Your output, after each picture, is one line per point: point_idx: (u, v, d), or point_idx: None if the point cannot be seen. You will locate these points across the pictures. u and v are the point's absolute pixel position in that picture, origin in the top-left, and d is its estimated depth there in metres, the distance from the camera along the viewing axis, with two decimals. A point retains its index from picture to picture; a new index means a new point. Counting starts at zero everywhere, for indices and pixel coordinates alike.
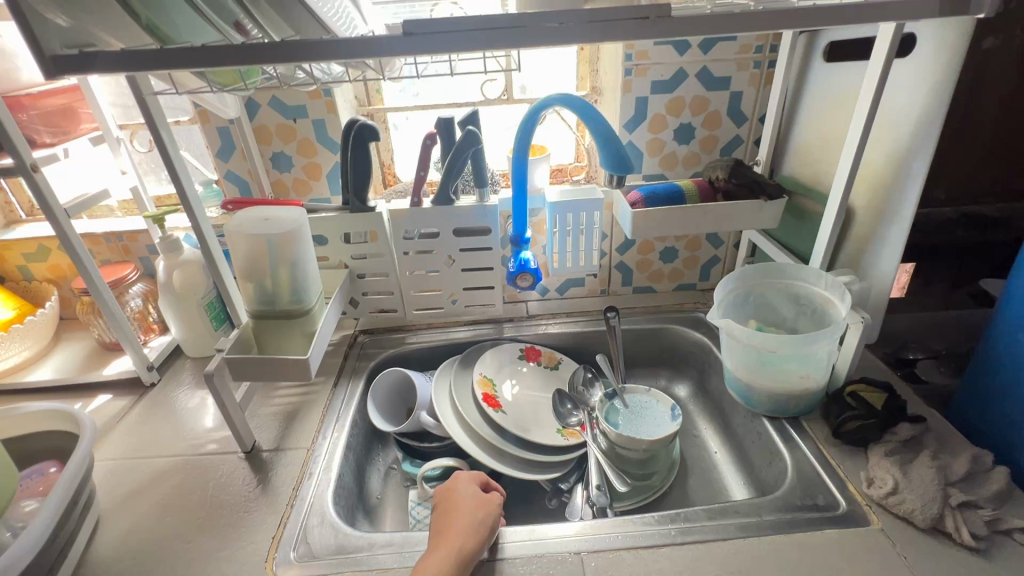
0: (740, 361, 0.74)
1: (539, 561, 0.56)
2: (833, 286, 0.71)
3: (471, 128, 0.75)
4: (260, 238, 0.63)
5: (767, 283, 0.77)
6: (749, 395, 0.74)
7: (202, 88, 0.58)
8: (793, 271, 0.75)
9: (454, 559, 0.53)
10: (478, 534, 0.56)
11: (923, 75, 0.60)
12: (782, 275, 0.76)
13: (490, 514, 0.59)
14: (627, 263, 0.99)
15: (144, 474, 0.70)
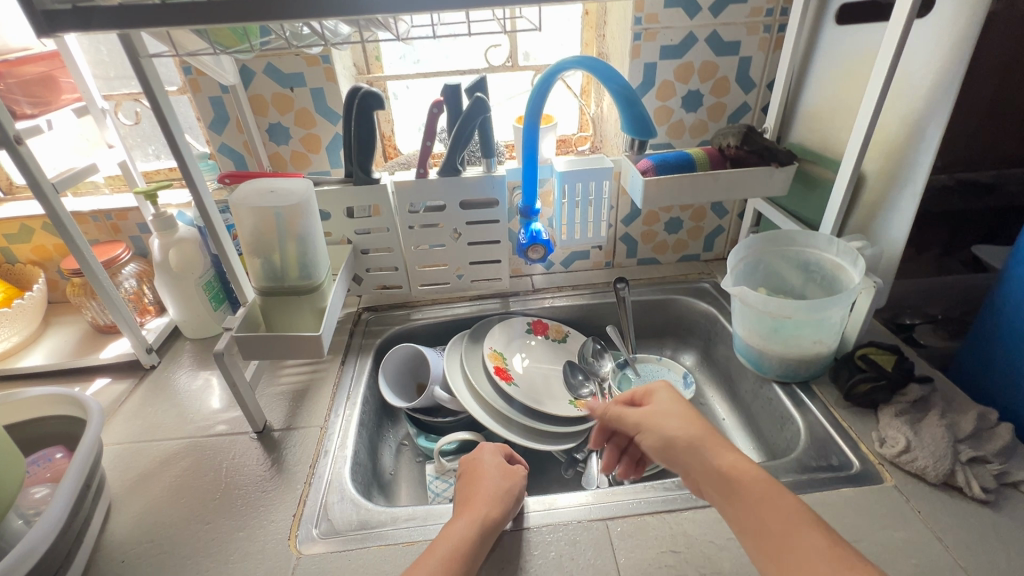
0: (752, 328, 0.75)
1: (565, 529, 0.57)
2: (845, 251, 0.71)
3: (479, 95, 0.72)
4: (267, 212, 0.61)
5: (777, 250, 0.78)
6: (761, 360, 0.75)
7: (204, 50, 0.55)
8: (804, 238, 0.75)
9: (475, 525, 0.53)
10: (502, 502, 0.56)
11: (942, 35, 0.59)
12: (792, 242, 0.76)
13: (517, 486, 0.58)
14: (632, 234, 0.98)
15: (152, 457, 0.68)
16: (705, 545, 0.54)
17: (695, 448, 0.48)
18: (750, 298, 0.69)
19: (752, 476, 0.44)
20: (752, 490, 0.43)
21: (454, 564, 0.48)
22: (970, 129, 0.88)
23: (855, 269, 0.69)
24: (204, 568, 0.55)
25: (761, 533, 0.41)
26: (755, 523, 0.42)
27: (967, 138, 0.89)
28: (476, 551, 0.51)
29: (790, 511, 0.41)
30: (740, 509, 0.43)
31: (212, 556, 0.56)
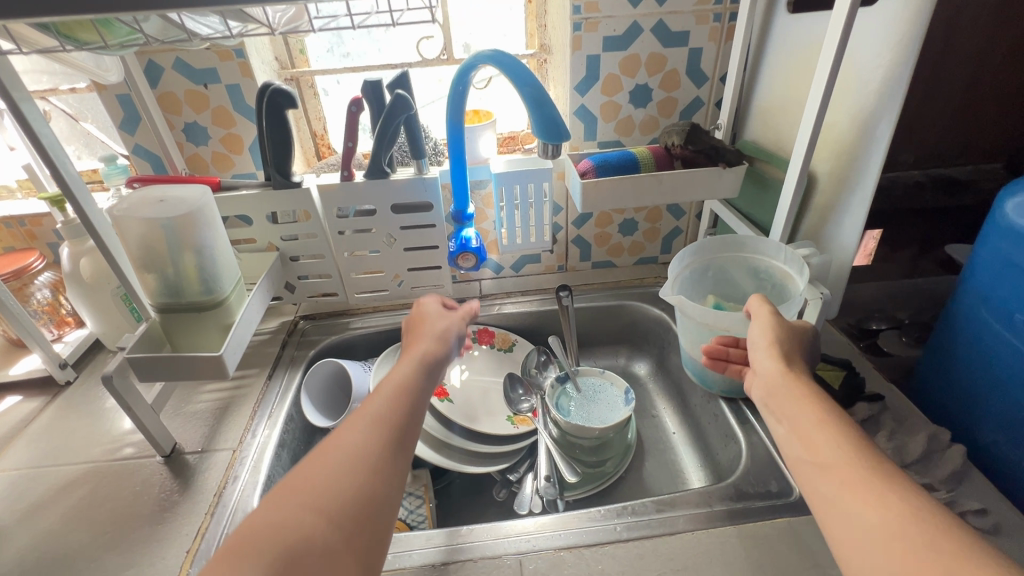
0: (696, 342, 0.70)
1: (475, 566, 0.53)
2: (793, 259, 0.66)
3: (400, 92, 0.67)
4: (153, 224, 0.56)
5: (727, 257, 0.73)
6: (706, 375, 0.71)
7: (56, 47, 0.48)
8: (753, 245, 0.70)
9: (420, 360, 0.55)
10: (442, 343, 0.60)
11: (890, 25, 0.54)
12: (742, 248, 0.72)
13: (451, 330, 0.63)
14: (584, 237, 0.93)
15: (50, 484, 0.64)
16: None
17: (774, 382, 0.48)
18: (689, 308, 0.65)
19: (816, 399, 0.45)
20: (806, 408, 0.44)
21: (404, 386, 0.50)
22: (938, 124, 0.83)
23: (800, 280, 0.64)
24: None
25: (805, 441, 0.42)
26: (803, 433, 0.43)
27: (934, 134, 0.84)
28: (422, 376, 0.53)
29: (845, 433, 0.41)
30: (796, 423, 0.44)
31: None
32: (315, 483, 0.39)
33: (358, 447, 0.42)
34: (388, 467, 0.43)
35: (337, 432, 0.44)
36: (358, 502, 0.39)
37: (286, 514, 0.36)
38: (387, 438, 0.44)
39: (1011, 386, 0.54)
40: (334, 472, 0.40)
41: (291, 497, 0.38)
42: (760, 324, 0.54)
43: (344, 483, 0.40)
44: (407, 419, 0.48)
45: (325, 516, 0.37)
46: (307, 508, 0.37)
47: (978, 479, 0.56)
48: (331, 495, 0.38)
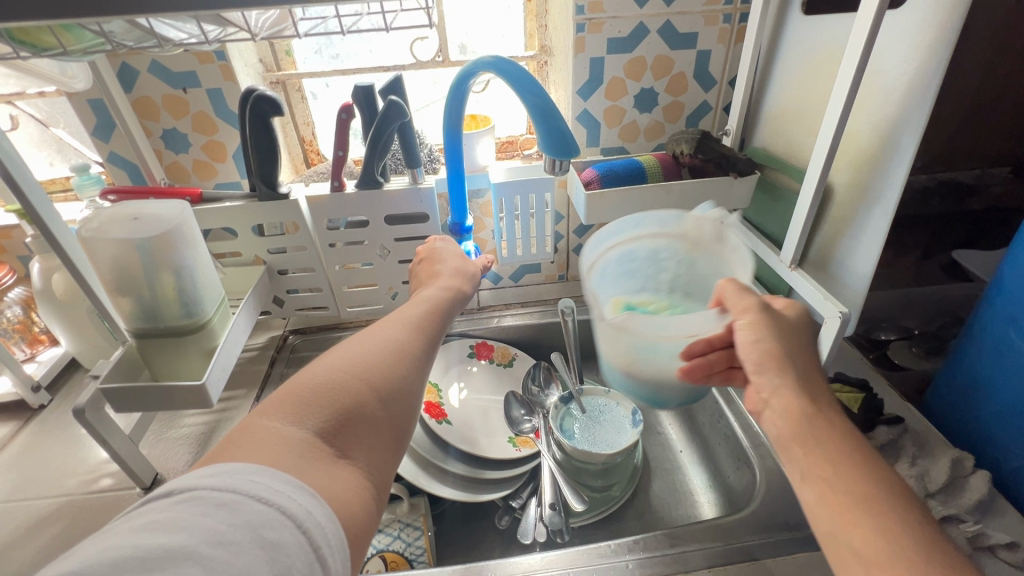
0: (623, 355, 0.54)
1: None
2: (701, 222, 0.58)
3: (394, 97, 0.63)
4: (126, 245, 0.51)
5: (621, 248, 0.59)
6: (657, 396, 0.58)
7: (13, 53, 0.44)
8: (653, 221, 0.59)
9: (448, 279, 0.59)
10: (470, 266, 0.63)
11: (918, 30, 0.51)
12: (634, 233, 0.59)
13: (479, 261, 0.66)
14: None
15: (21, 521, 0.59)
16: None
17: (804, 432, 0.40)
18: (639, 326, 0.49)
19: (859, 467, 0.38)
20: (847, 476, 0.37)
21: (435, 300, 0.54)
22: (951, 128, 0.81)
23: (820, 296, 0.61)
24: None
25: (847, 521, 0.35)
26: (848, 513, 0.36)
27: (947, 138, 0.82)
28: (453, 291, 0.57)
29: (900, 518, 0.34)
30: (832, 491, 0.37)
31: None
32: (363, 363, 0.42)
33: (400, 341, 0.46)
34: (423, 363, 0.47)
35: (377, 326, 0.48)
36: (397, 387, 0.43)
37: (338, 382, 0.40)
38: (421, 337, 0.48)
39: None
40: (381, 356, 0.44)
41: (341, 369, 0.41)
42: (748, 329, 0.46)
43: (390, 369, 0.43)
44: (436, 324, 0.52)
45: (371, 393, 0.41)
46: (357, 380, 0.41)
47: (1004, 508, 0.54)
48: (377, 376, 0.42)
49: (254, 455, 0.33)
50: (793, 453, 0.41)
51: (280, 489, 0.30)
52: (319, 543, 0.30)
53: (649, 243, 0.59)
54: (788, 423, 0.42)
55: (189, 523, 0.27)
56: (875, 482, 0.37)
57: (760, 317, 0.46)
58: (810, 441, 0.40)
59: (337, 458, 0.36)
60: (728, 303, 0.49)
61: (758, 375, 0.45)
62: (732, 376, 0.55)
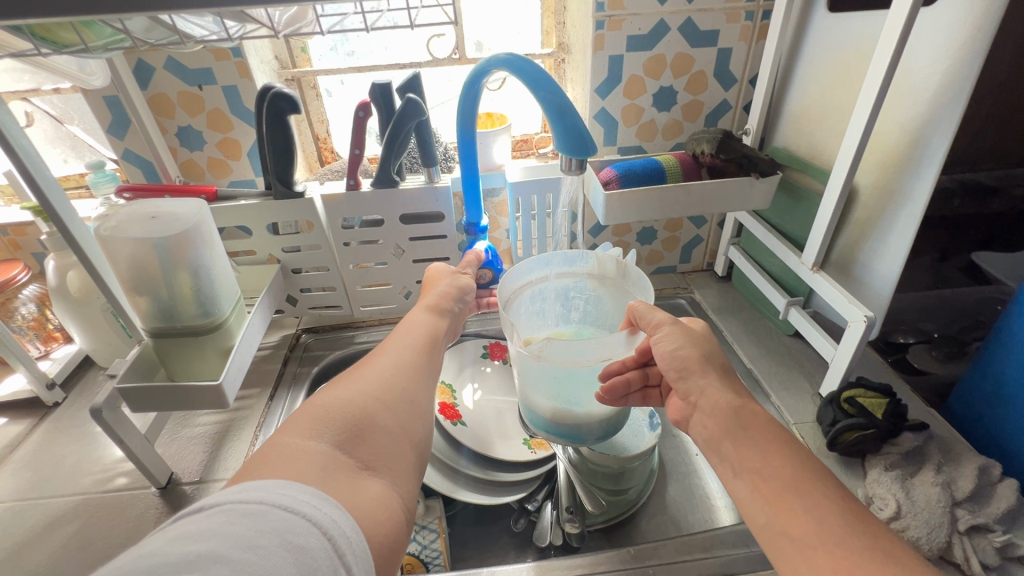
0: (542, 394, 0.56)
1: None
2: (605, 261, 0.61)
3: (412, 95, 0.62)
4: (144, 243, 0.51)
5: (535, 286, 0.63)
6: (576, 434, 0.57)
7: (31, 50, 0.43)
8: (561, 262, 0.62)
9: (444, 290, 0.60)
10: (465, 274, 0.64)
11: (952, 28, 0.50)
12: (547, 273, 0.63)
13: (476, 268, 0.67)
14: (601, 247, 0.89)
15: (37, 519, 0.59)
16: None
17: (733, 428, 0.42)
18: (554, 353, 0.49)
19: (787, 453, 0.39)
20: (780, 464, 0.39)
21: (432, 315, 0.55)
22: (975, 128, 0.79)
23: (845, 300, 0.60)
24: None
25: (782, 509, 0.36)
26: (780, 499, 0.37)
27: (970, 138, 0.80)
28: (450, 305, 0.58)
29: (825, 499, 0.36)
30: (764, 480, 0.38)
31: None
32: (365, 385, 0.43)
33: (400, 360, 0.48)
34: (424, 378, 0.48)
35: (377, 350, 0.49)
36: (402, 402, 0.44)
37: (348, 403, 0.41)
38: (420, 352, 0.50)
39: None
40: (381, 377, 0.45)
41: (347, 393, 0.42)
42: (664, 338, 0.49)
43: (392, 386, 0.44)
44: (435, 338, 0.53)
45: (377, 409, 0.42)
46: (364, 400, 0.42)
47: None
48: (381, 393, 0.43)
49: (277, 472, 0.33)
50: (726, 449, 0.43)
51: (306, 500, 0.30)
52: (347, 552, 0.29)
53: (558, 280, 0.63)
54: (718, 420, 0.44)
55: (216, 531, 0.26)
56: (804, 467, 0.38)
57: (674, 327, 0.50)
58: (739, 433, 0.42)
59: (361, 470, 0.37)
60: (642, 320, 0.52)
61: (682, 381, 0.48)
62: (648, 397, 0.56)
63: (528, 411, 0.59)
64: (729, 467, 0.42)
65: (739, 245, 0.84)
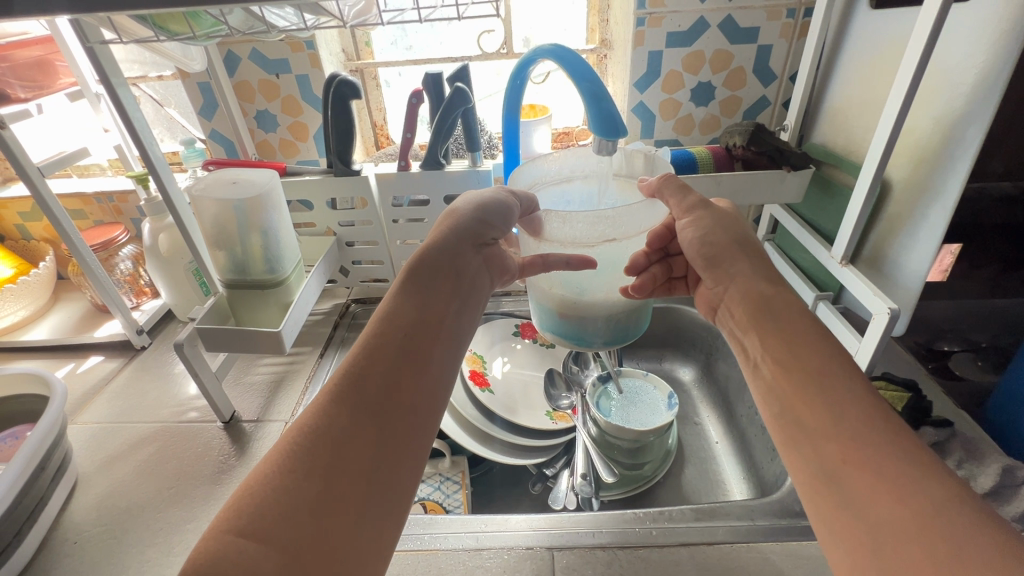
0: (553, 284, 0.56)
1: (487, 553, 0.53)
2: (632, 156, 0.60)
3: (460, 85, 0.68)
4: (227, 204, 0.59)
5: (556, 187, 0.62)
6: (583, 332, 0.58)
7: (150, 36, 0.52)
8: (584, 162, 0.60)
9: (417, 283, 0.48)
10: (452, 253, 0.50)
11: (990, 23, 0.50)
12: (567, 176, 0.61)
13: (501, 194, 0.54)
14: None
15: (126, 439, 0.69)
16: None
17: (764, 312, 0.50)
18: (558, 227, 0.49)
19: (809, 337, 0.46)
20: (809, 362, 0.44)
21: (387, 337, 0.44)
22: None
23: (870, 293, 0.61)
24: (146, 560, 0.55)
25: (793, 379, 0.44)
26: (801, 391, 0.43)
27: None
28: (427, 310, 0.47)
29: (837, 371, 0.42)
30: (785, 365, 0.45)
31: (156, 547, 0.56)
32: (264, 494, 0.33)
33: (328, 429, 0.37)
34: (366, 454, 0.37)
35: (321, 398, 0.39)
36: (321, 509, 0.33)
37: (230, 540, 0.30)
38: (361, 409, 0.39)
39: None
40: (291, 475, 0.34)
41: (258, 488, 0.33)
42: (691, 224, 0.56)
43: (303, 488, 0.34)
44: (392, 371, 0.41)
45: (275, 536, 0.31)
46: (258, 521, 0.32)
47: None
48: (288, 507, 0.33)
49: None
50: (751, 330, 0.50)
51: None
52: None
53: (582, 182, 0.62)
54: (752, 309, 0.51)
55: None
56: (823, 345, 0.45)
57: (701, 214, 0.55)
58: (767, 320, 0.49)
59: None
60: (663, 194, 0.56)
61: (712, 267, 0.56)
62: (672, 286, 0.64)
63: (539, 312, 0.61)
64: (752, 344, 0.50)
65: (774, 241, 0.85)
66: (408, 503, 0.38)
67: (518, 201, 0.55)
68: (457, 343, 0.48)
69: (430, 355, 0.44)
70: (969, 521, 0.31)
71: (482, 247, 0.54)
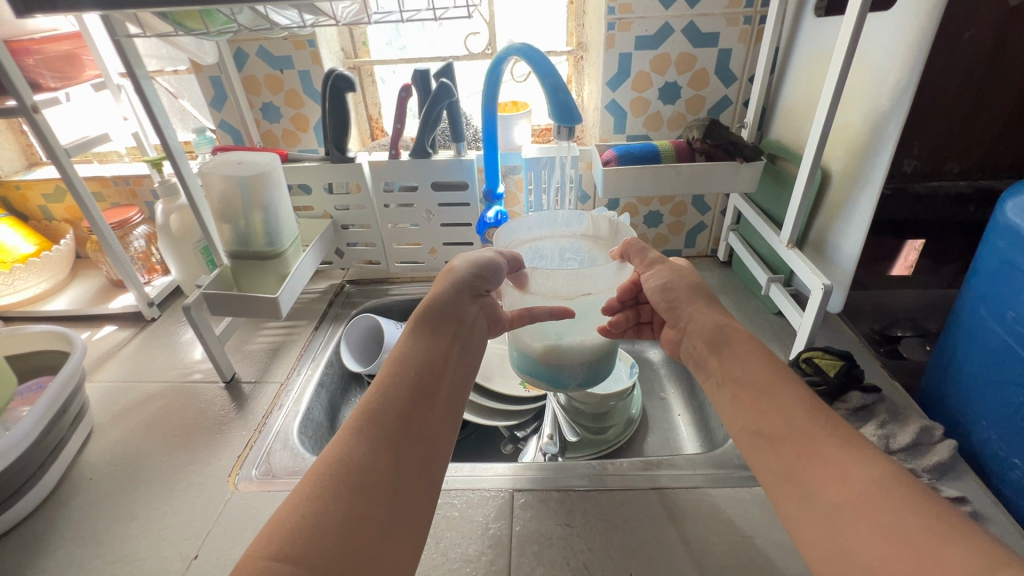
0: (534, 336, 0.62)
1: (456, 492, 0.60)
2: (598, 221, 0.66)
3: (445, 80, 0.75)
4: (233, 180, 0.66)
5: (530, 244, 0.67)
6: (559, 373, 0.62)
7: (169, 32, 0.60)
8: (555, 221, 0.67)
9: (424, 329, 0.53)
10: (454, 307, 0.57)
11: (904, 28, 0.56)
12: (541, 235, 0.67)
13: (491, 254, 0.61)
14: (659, 212, 0.96)
15: (136, 395, 0.77)
16: (602, 524, 0.56)
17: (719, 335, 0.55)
18: (539, 282, 0.56)
19: (753, 342, 0.52)
20: (753, 371, 0.50)
21: (400, 379, 0.48)
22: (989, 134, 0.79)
23: (808, 271, 0.67)
24: (154, 493, 0.62)
25: (745, 394, 0.49)
26: (755, 403, 0.47)
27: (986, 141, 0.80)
28: (433, 357, 0.51)
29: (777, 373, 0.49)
30: (736, 380, 0.51)
31: (163, 483, 0.63)
32: (294, 520, 0.35)
33: (351, 458, 0.40)
34: (386, 484, 0.40)
35: (343, 435, 0.42)
36: (349, 532, 0.36)
37: (264, 564, 0.32)
38: (379, 440, 0.42)
39: (1012, 385, 0.54)
40: (318, 505, 0.36)
41: (287, 517, 0.35)
42: (653, 276, 0.62)
43: (332, 512, 0.36)
44: (405, 407, 0.46)
45: (307, 558, 0.33)
46: (290, 548, 0.33)
47: (966, 473, 0.58)
48: (319, 529, 0.35)
49: None
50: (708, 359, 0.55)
51: None
52: None
53: (553, 240, 0.68)
54: (707, 326, 0.57)
55: None
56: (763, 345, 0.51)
57: (660, 269, 0.62)
58: (725, 352, 0.53)
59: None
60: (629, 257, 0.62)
61: (672, 312, 0.61)
62: (640, 330, 0.71)
63: (520, 366, 0.66)
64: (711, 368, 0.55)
65: (737, 232, 0.91)
66: (422, 531, 0.41)
67: (506, 260, 0.62)
68: (457, 388, 0.52)
69: (437, 395, 0.49)
70: (891, 470, 0.37)
71: (477, 300, 0.60)
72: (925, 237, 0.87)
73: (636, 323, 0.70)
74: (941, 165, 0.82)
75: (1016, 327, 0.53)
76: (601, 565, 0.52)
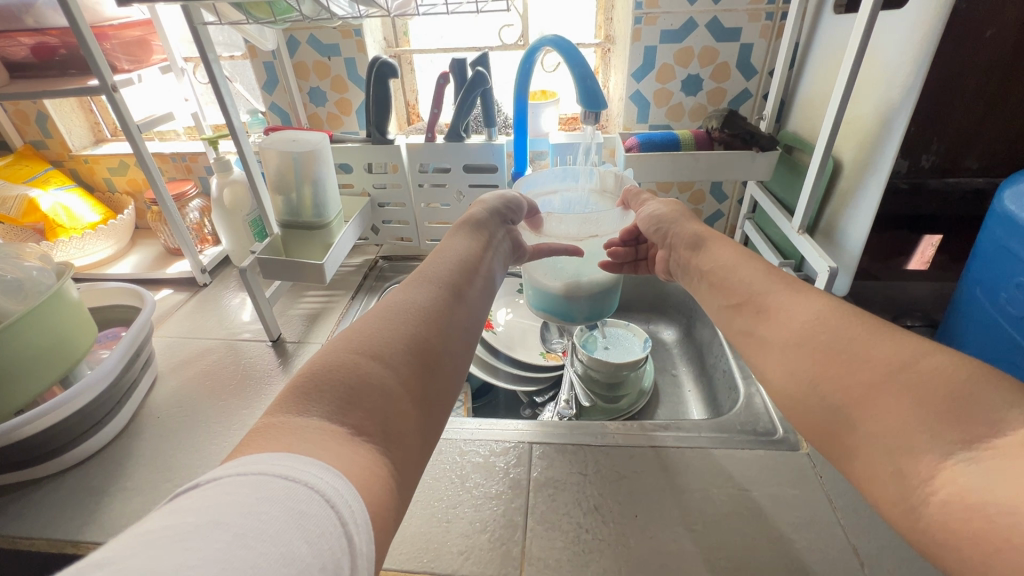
0: (552, 272, 0.67)
1: (482, 441, 0.66)
2: (606, 175, 0.71)
3: (480, 69, 0.81)
4: (289, 155, 0.74)
5: (543, 196, 0.71)
6: (570, 308, 0.68)
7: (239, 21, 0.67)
8: (567, 175, 0.71)
9: (465, 233, 0.58)
10: (489, 223, 0.61)
11: (914, 27, 0.60)
12: (555, 187, 0.72)
13: (517, 194, 0.67)
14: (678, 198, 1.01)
15: (194, 349, 0.85)
16: (612, 473, 0.62)
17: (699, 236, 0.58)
18: (553, 225, 0.62)
19: None
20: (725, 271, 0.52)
21: (447, 258, 0.52)
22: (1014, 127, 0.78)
23: (816, 254, 0.71)
24: (214, 432, 0.70)
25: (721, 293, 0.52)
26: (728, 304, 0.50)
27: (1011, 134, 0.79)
28: (474, 250, 0.55)
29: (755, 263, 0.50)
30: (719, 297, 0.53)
31: (221, 424, 0.71)
32: (368, 330, 0.39)
33: (413, 296, 0.44)
34: (443, 319, 0.43)
35: (403, 284, 0.46)
36: (416, 343, 0.40)
37: (348, 355, 0.36)
38: (434, 288, 0.46)
39: (1001, 363, 0.58)
40: (387, 322, 0.40)
41: (358, 330, 0.39)
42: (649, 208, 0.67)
43: (400, 327, 0.40)
44: (455, 273, 0.50)
45: (383, 355, 0.37)
46: (367, 347, 0.37)
47: None
48: (390, 338, 0.39)
49: (303, 402, 0.32)
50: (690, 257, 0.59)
51: (317, 440, 0.30)
52: (348, 518, 0.26)
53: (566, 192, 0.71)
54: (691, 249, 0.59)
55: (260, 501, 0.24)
56: None
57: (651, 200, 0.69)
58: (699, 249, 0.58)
59: (352, 434, 0.31)
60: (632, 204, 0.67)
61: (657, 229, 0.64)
62: (638, 267, 0.74)
63: (533, 298, 0.71)
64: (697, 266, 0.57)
65: (753, 220, 0.95)
66: (467, 365, 0.44)
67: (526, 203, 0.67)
68: (492, 281, 0.56)
69: (480, 273, 0.53)
70: None
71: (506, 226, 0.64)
72: (944, 233, 0.89)
73: (631, 260, 0.73)
74: (958, 160, 0.81)
75: (1007, 308, 0.57)
76: (610, 507, 0.58)
